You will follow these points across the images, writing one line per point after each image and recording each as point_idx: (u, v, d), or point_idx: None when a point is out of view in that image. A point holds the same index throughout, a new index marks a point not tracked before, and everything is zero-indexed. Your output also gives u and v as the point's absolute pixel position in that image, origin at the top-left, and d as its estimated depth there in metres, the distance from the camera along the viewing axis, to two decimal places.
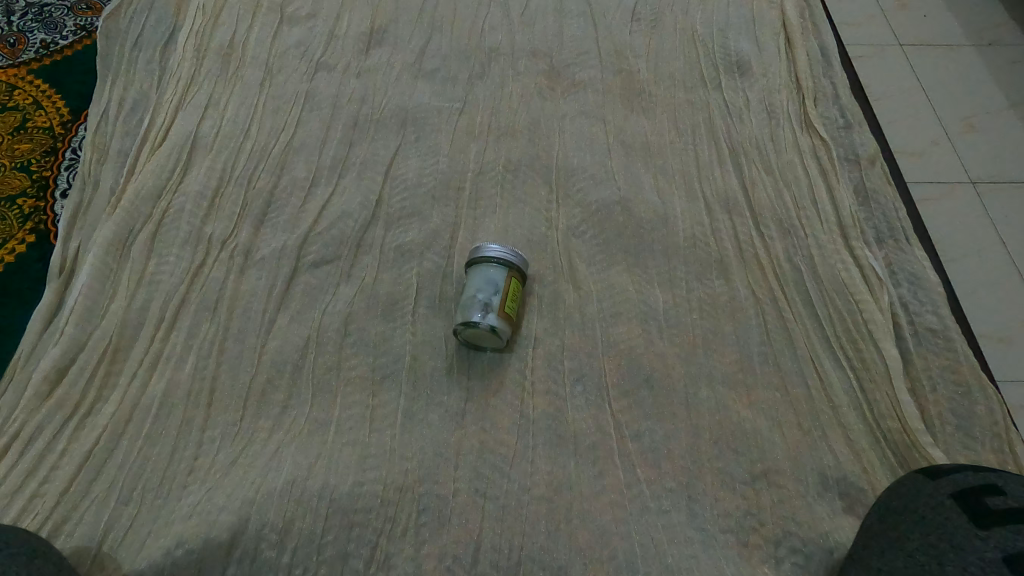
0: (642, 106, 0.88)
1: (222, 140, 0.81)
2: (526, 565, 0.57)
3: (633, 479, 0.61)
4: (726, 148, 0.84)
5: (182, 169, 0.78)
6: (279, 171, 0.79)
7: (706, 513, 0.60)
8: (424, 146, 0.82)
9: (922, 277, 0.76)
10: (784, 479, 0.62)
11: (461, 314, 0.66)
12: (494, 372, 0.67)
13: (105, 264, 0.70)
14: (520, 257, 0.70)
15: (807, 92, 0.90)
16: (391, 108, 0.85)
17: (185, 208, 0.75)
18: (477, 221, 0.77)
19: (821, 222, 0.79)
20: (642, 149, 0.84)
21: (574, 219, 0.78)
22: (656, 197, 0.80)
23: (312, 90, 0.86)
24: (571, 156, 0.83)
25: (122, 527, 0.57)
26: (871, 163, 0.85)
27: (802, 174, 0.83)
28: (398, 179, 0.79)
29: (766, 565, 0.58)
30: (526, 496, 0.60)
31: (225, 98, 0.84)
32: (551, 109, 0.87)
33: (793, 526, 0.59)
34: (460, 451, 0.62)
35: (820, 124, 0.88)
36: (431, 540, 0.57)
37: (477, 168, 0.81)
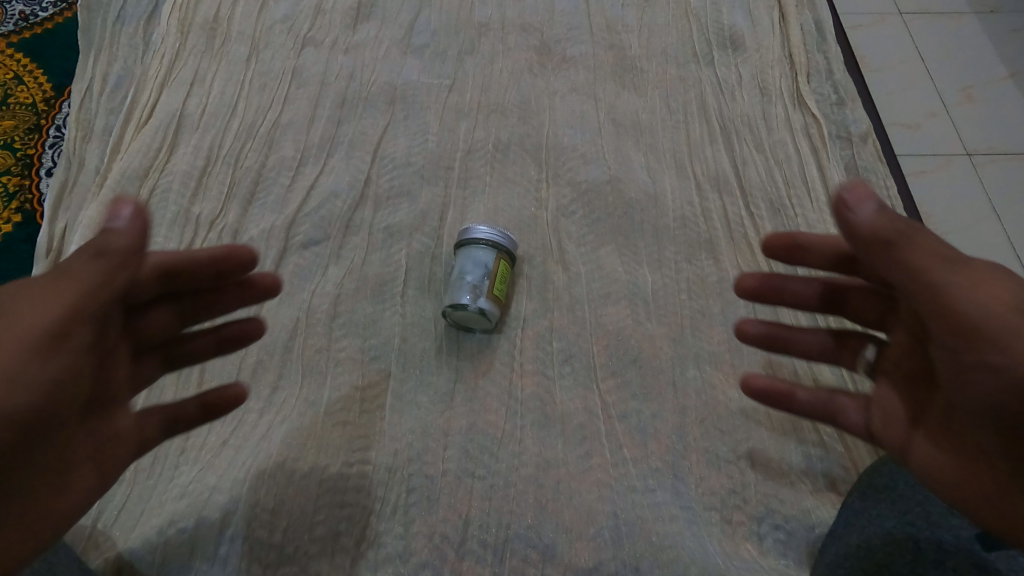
0: (633, 83, 0.88)
1: (207, 117, 0.80)
2: (514, 543, 0.57)
3: (619, 458, 0.62)
4: (718, 126, 0.84)
5: (169, 148, 0.77)
6: (267, 150, 0.78)
7: (691, 492, 0.61)
8: (413, 124, 0.82)
9: None
10: (769, 458, 0.63)
11: (449, 297, 0.66)
12: (483, 354, 0.67)
13: None
14: (510, 239, 0.69)
15: (801, 68, 0.89)
16: (379, 84, 0.84)
17: (172, 187, 0.74)
18: (467, 201, 0.76)
19: (811, 201, 0.78)
20: (633, 127, 0.84)
21: (565, 198, 0.78)
22: (646, 176, 0.79)
23: (299, 66, 0.85)
24: (561, 134, 0.82)
25: (115, 507, 0.58)
26: (862, 141, 0.85)
27: (793, 152, 0.82)
28: (386, 158, 0.79)
29: (749, 542, 0.59)
30: (513, 476, 0.60)
31: (211, 74, 0.83)
32: (542, 85, 0.86)
33: (776, 503, 0.61)
34: (449, 431, 0.63)
35: (813, 100, 0.87)
36: (420, 519, 0.58)
37: (467, 147, 0.80)
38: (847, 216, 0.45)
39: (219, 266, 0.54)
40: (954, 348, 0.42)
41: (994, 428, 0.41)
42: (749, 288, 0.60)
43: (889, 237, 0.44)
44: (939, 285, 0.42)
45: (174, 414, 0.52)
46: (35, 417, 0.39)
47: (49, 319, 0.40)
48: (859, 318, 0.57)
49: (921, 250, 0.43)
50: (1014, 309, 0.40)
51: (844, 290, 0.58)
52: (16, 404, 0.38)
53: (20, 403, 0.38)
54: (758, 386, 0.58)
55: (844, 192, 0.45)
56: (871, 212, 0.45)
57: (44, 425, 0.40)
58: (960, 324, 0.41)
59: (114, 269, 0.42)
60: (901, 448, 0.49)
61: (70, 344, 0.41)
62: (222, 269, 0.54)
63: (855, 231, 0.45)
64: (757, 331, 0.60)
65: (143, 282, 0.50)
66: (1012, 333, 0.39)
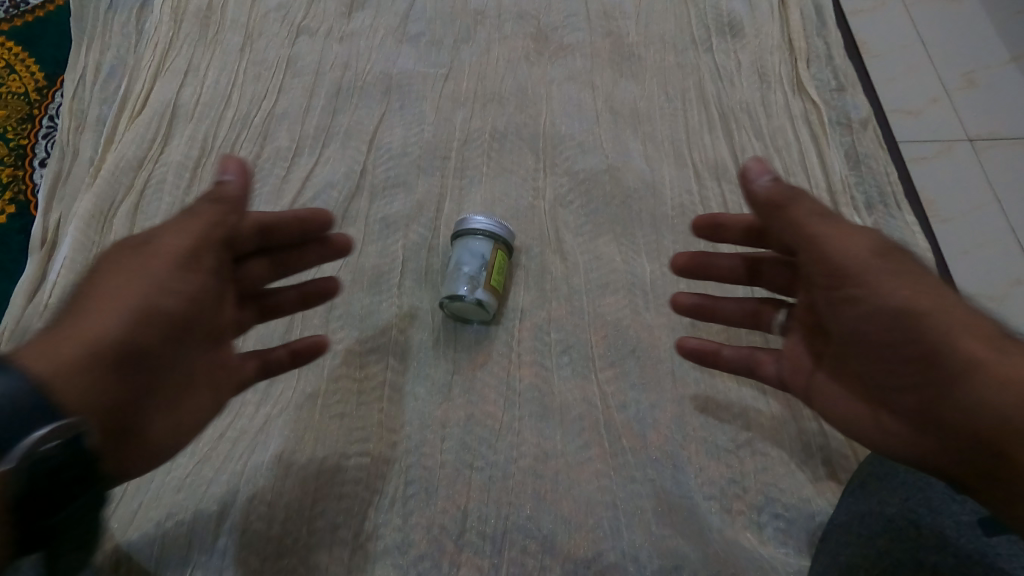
0: (631, 70, 0.87)
1: (202, 108, 0.79)
2: (512, 535, 0.57)
3: (618, 448, 0.62)
4: (716, 113, 0.83)
5: (163, 139, 0.77)
6: (262, 141, 0.78)
7: (690, 482, 0.61)
8: (408, 114, 0.81)
9: (911, 242, 0.76)
10: (768, 447, 0.63)
11: (447, 288, 0.65)
12: (480, 345, 0.67)
13: (88, 236, 0.69)
14: (507, 229, 0.68)
15: (800, 54, 0.88)
16: (375, 74, 0.84)
17: (167, 178, 0.74)
18: (463, 192, 0.76)
19: (810, 188, 0.78)
20: (631, 115, 0.83)
21: (562, 188, 0.77)
22: (644, 164, 0.79)
23: (293, 55, 0.84)
24: (559, 123, 0.82)
25: (115, 500, 0.58)
26: (863, 127, 0.84)
27: (792, 139, 0.82)
28: (382, 148, 0.78)
29: (748, 531, 0.59)
30: (512, 467, 0.60)
31: (204, 64, 0.83)
32: (538, 73, 0.86)
33: (776, 492, 0.60)
34: (447, 422, 0.62)
35: (812, 86, 0.86)
36: (418, 510, 0.58)
37: (463, 136, 0.80)
38: (748, 185, 0.51)
39: (304, 226, 0.58)
40: (830, 291, 0.49)
41: (863, 357, 0.48)
42: (680, 265, 0.63)
43: (779, 202, 0.50)
44: (815, 236, 0.48)
45: (264, 359, 0.58)
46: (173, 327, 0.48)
47: (181, 247, 0.49)
48: (775, 287, 0.61)
49: (805, 211, 0.50)
50: (875, 254, 0.47)
51: (760, 262, 0.61)
52: (167, 309, 0.47)
53: (169, 309, 0.47)
54: (689, 348, 0.61)
55: (745, 164, 0.51)
56: (767, 180, 0.51)
57: (188, 333, 0.49)
58: (834, 272, 0.48)
59: (223, 214, 0.51)
60: (805, 390, 0.55)
61: (199, 266, 0.50)
62: (309, 228, 0.59)
63: (754, 197, 0.51)
64: (689, 303, 0.62)
65: (242, 235, 0.55)
66: (872, 273, 0.46)
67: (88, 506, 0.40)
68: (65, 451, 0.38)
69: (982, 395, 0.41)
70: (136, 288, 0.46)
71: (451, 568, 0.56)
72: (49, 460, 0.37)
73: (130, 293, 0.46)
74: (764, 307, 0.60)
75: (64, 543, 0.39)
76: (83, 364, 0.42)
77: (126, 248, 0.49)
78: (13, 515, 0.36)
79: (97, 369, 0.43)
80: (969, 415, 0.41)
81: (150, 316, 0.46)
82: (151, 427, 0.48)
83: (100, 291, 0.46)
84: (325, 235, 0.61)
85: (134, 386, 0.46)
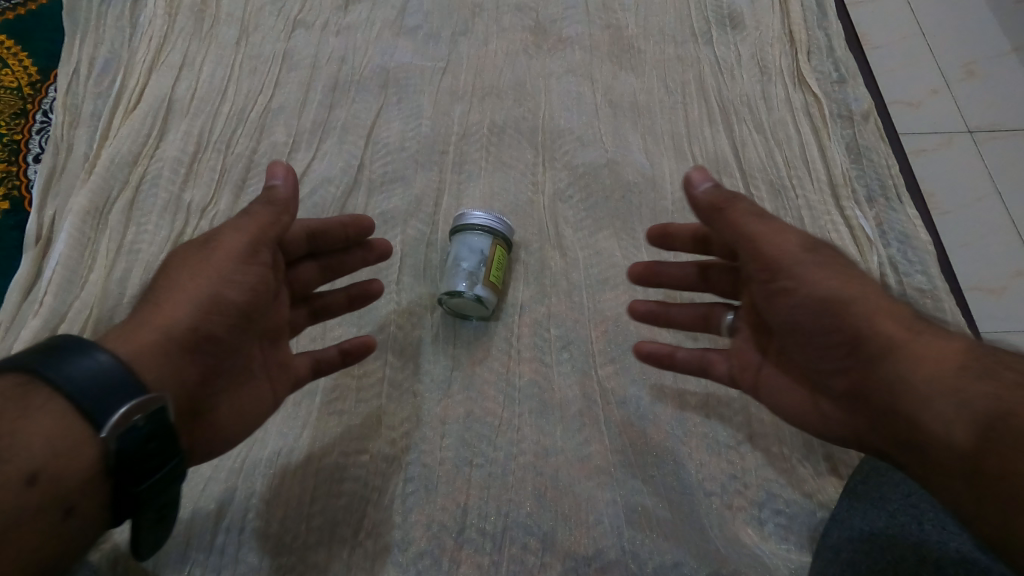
0: (630, 63, 0.86)
1: (197, 102, 0.78)
2: (513, 532, 0.57)
3: (619, 444, 0.62)
4: (716, 105, 0.82)
5: (159, 134, 0.76)
6: (258, 136, 0.77)
7: (691, 478, 0.60)
8: (406, 108, 0.80)
9: (913, 236, 0.76)
10: (769, 443, 0.62)
11: (445, 284, 0.65)
12: (479, 341, 0.66)
13: (83, 233, 0.69)
14: (506, 224, 0.67)
15: (801, 45, 0.88)
16: (372, 67, 0.83)
17: (162, 173, 0.73)
18: (462, 186, 0.75)
19: (811, 181, 0.77)
20: (630, 108, 0.82)
21: (562, 182, 0.76)
22: (644, 158, 0.78)
23: (290, 48, 0.83)
24: (558, 117, 0.81)
25: None
26: (864, 119, 0.84)
27: (793, 132, 0.81)
28: (380, 143, 0.78)
29: (749, 527, 0.59)
30: (512, 464, 0.60)
31: (200, 58, 0.82)
32: (537, 66, 0.85)
33: (778, 488, 0.60)
34: (446, 419, 0.62)
35: (813, 78, 0.85)
36: (418, 508, 0.58)
37: (461, 131, 0.79)
38: (691, 191, 0.52)
39: (348, 229, 0.61)
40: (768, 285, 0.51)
41: (803, 347, 0.51)
42: (636, 275, 0.63)
43: (721, 206, 0.51)
44: (753, 234, 0.50)
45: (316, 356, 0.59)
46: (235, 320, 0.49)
47: (240, 245, 0.50)
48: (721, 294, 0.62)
49: (745, 212, 0.51)
50: (807, 251, 0.49)
51: (709, 268, 0.61)
52: (232, 300, 0.49)
53: (233, 301, 0.49)
54: (647, 352, 0.61)
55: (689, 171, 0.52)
56: (708, 186, 0.51)
57: (250, 323, 0.51)
58: (771, 267, 0.50)
59: (276, 215, 0.52)
60: (753, 386, 0.57)
61: (258, 261, 0.51)
62: (352, 235, 0.62)
63: (697, 203, 0.52)
64: (644, 310, 0.62)
65: (291, 240, 0.58)
66: (803, 267, 0.49)
67: (169, 476, 0.43)
68: (145, 428, 0.41)
69: (907, 377, 0.44)
70: (203, 280, 0.48)
71: (451, 565, 0.55)
72: (131, 434, 0.40)
73: (195, 288, 0.48)
74: (714, 309, 0.60)
75: (147, 510, 0.43)
76: (155, 349, 0.46)
77: (192, 246, 0.51)
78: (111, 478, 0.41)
79: (168, 353, 0.46)
80: (896, 396, 0.45)
81: (216, 308, 0.48)
82: (218, 408, 0.51)
83: (171, 284, 0.48)
84: (366, 240, 0.64)
85: (204, 367, 0.49)
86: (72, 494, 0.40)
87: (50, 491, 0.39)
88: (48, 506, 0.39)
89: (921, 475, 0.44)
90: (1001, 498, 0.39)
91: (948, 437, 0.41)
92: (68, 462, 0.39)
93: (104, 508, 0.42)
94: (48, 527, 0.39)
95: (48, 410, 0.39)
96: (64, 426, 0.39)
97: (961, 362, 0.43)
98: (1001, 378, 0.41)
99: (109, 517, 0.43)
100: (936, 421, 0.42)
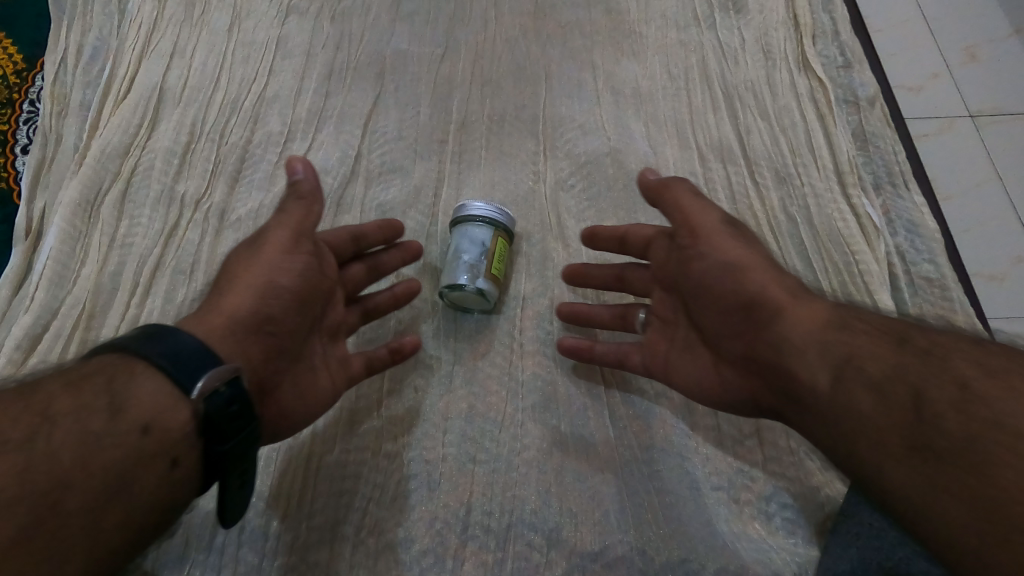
0: (632, 48, 0.84)
1: (189, 91, 0.77)
2: (517, 529, 0.56)
3: (624, 439, 0.61)
4: (720, 91, 0.81)
5: (150, 124, 0.74)
6: (252, 125, 0.75)
7: (698, 472, 0.59)
8: (403, 96, 0.78)
9: (920, 224, 0.75)
10: (777, 436, 0.61)
11: (446, 277, 0.63)
12: (481, 334, 0.65)
13: (73, 226, 0.67)
14: (508, 215, 0.66)
15: (806, 29, 0.86)
16: (368, 55, 0.81)
17: (155, 164, 0.71)
18: (461, 176, 0.74)
19: (817, 169, 0.76)
20: (632, 95, 0.80)
21: (563, 172, 0.75)
22: (647, 146, 0.77)
23: (283, 36, 0.82)
24: (559, 104, 0.79)
25: None
26: (871, 105, 0.82)
27: (798, 119, 0.79)
28: (377, 132, 0.76)
29: (757, 521, 0.58)
30: (516, 460, 0.59)
31: (191, 45, 0.80)
32: (536, 52, 0.83)
33: (784, 482, 0.59)
34: (449, 414, 0.61)
35: (818, 64, 0.84)
36: (421, 505, 0.57)
37: (460, 119, 0.77)
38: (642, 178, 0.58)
39: (383, 231, 0.62)
40: (686, 257, 0.55)
41: (711, 319, 0.53)
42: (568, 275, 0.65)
43: (659, 186, 0.57)
44: (680, 202, 0.55)
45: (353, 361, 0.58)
46: (289, 305, 0.50)
47: (284, 236, 0.51)
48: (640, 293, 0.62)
49: (680, 192, 0.56)
50: (725, 221, 0.54)
51: (625, 270, 0.62)
52: (283, 286, 0.50)
53: (284, 286, 0.50)
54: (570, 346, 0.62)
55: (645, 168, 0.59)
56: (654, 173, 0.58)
57: (305, 308, 0.52)
58: (692, 239, 0.54)
59: (307, 207, 0.53)
60: (664, 370, 0.57)
61: (303, 248, 0.52)
62: (388, 237, 0.63)
63: (645, 186, 0.58)
64: (567, 309, 0.64)
65: (335, 242, 0.58)
66: (716, 239, 0.53)
67: (250, 441, 0.43)
68: (230, 392, 0.42)
69: (786, 332, 0.47)
70: (257, 269, 0.50)
71: (455, 564, 0.54)
72: (215, 398, 0.41)
73: (248, 276, 0.49)
74: (631, 308, 0.62)
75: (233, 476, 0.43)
76: (224, 330, 0.47)
77: (245, 244, 0.53)
78: (200, 441, 0.41)
79: (235, 335, 0.47)
80: (777, 353, 0.47)
81: (268, 293, 0.49)
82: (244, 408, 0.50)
83: (229, 276, 0.50)
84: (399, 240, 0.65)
85: (270, 349, 0.49)
86: (173, 452, 0.40)
87: (151, 445, 0.40)
88: (153, 460, 0.40)
89: (799, 425, 0.47)
90: (851, 434, 0.41)
91: (813, 381, 0.44)
92: (162, 418, 0.40)
93: (197, 474, 0.42)
94: (155, 483, 0.40)
95: (152, 374, 0.41)
96: (159, 385, 0.41)
97: (829, 317, 0.46)
98: (857, 329, 0.45)
99: (200, 485, 0.43)
100: (804, 367, 0.45)
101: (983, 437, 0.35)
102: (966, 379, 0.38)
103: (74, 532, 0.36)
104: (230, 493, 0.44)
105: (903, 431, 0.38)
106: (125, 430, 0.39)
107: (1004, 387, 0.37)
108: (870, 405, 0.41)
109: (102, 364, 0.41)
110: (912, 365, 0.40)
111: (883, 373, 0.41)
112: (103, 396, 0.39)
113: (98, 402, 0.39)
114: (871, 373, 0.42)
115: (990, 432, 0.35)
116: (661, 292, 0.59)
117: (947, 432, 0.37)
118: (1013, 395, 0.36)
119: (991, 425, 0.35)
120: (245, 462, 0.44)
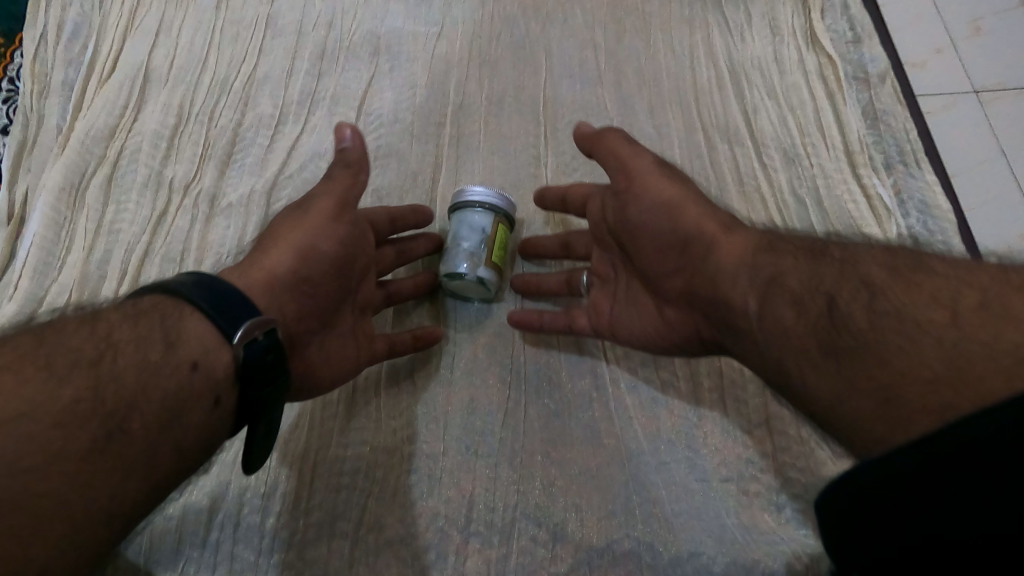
0: (635, 25, 0.81)
1: (177, 71, 0.74)
2: (521, 523, 0.55)
3: (629, 430, 0.59)
4: (726, 70, 0.78)
5: (137, 105, 0.72)
6: (243, 107, 0.73)
7: (706, 464, 0.58)
8: (399, 76, 0.76)
9: (933, 204, 0.73)
10: (786, 426, 0.60)
11: (446, 266, 0.61)
12: (482, 324, 0.63)
13: (58, 211, 0.65)
14: (509, 201, 0.63)
15: (814, 3, 0.83)
16: (361, 33, 0.78)
17: (142, 148, 0.69)
18: (460, 159, 0.71)
19: (826, 149, 0.74)
20: (636, 74, 0.78)
21: (564, 155, 0.72)
22: (651, 127, 0.74)
23: (273, 13, 0.79)
24: (559, 84, 0.77)
25: None
26: (881, 81, 0.80)
27: (807, 97, 0.77)
28: (371, 114, 0.73)
29: (767, 513, 0.56)
30: (519, 453, 0.57)
31: (178, 22, 0.77)
32: (536, 30, 0.80)
33: (795, 473, 0.58)
34: (450, 406, 0.59)
35: (828, 39, 0.81)
36: (422, 500, 0.55)
37: (458, 101, 0.75)
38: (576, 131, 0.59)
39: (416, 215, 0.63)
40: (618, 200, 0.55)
41: (646, 259, 0.53)
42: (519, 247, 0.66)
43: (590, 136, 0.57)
44: (612, 148, 0.55)
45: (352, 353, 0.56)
46: (324, 272, 0.50)
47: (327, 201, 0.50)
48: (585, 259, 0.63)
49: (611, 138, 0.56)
50: (657, 161, 0.54)
51: (570, 236, 0.63)
52: (323, 251, 0.50)
53: (323, 252, 0.50)
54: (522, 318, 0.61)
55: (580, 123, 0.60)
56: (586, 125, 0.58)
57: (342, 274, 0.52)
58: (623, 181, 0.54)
59: (353, 176, 0.51)
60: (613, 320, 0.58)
61: (346, 219, 0.51)
62: (419, 222, 0.63)
63: (578, 139, 0.59)
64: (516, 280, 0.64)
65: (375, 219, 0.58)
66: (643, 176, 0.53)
67: (283, 389, 0.43)
68: (266, 342, 0.42)
69: (719, 263, 0.48)
70: (300, 230, 0.49)
71: (458, 560, 0.53)
72: (254, 345, 0.41)
73: (290, 237, 0.49)
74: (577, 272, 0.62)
75: (262, 422, 0.43)
76: (262, 286, 0.47)
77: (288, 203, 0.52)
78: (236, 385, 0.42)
79: (271, 292, 0.47)
80: (712, 283, 0.48)
81: (308, 257, 0.49)
82: None
83: (273, 234, 0.50)
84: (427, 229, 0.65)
85: (303, 310, 0.49)
86: (217, 390, 0.41)
87: (198, 381, 0.40)
88: (197, 398, 0.40)
89: (737, 351, 0.48)
90: (778, 351, 0.42)
91: (746, 306, 0.45)
92: (207, 359, 0.40)
93: (231, 417, 0.42)
94: (202, 421, 0.40)
95: (198, 316, 0.41)
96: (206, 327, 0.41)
97: (756, 244, 0.47)
98: (782, 250, 0.45)
99: (233, 427, 0.43)
100: (737, 293, 0.46)
101: (880, 331, 0.36)
102: (873, 280, 0.39)
103: (136, 453, 0.37)
104: (257, 442, 0.44)
105: (819, 337, 0.39)
106: (176, 365, 0.39)
107: (904, 285, 0.38)
108: (790, 317, 0.41)
109: (155, 301, 0.42)
110: (830, 276, 0.41)
111: (801, 287, 0.42)
112: (157, 331, 0.40)
113: (154, 335, 0.40)
114: (792, 289, 0.42)
115: (891, 326, 0.36)
116: (600, 252, 0.60)
117: (856, 332, 0.37)
118: (912, 291, 0.37)
119: (892, 317, 0.36)
120: (276, 411, 0.44)
